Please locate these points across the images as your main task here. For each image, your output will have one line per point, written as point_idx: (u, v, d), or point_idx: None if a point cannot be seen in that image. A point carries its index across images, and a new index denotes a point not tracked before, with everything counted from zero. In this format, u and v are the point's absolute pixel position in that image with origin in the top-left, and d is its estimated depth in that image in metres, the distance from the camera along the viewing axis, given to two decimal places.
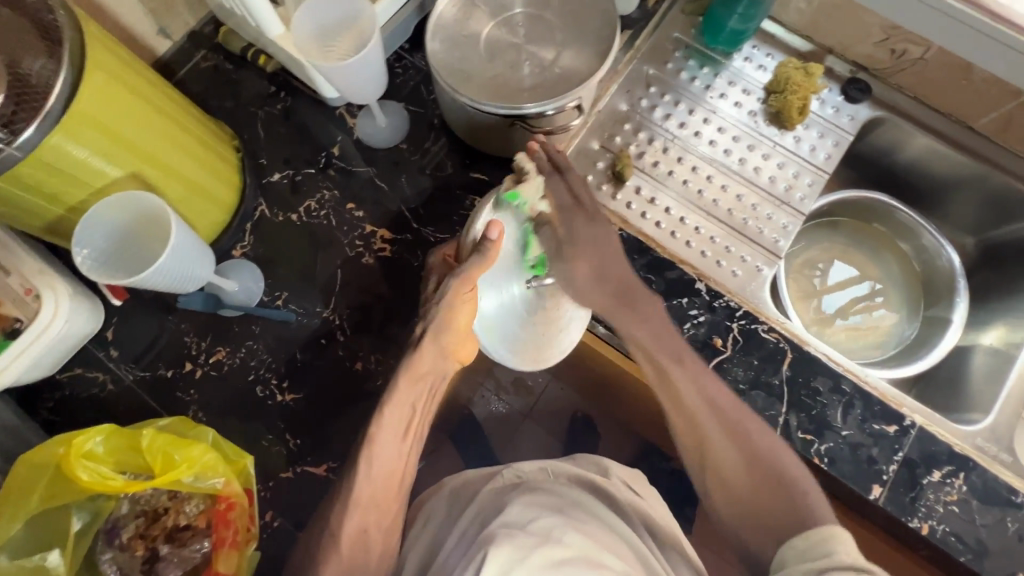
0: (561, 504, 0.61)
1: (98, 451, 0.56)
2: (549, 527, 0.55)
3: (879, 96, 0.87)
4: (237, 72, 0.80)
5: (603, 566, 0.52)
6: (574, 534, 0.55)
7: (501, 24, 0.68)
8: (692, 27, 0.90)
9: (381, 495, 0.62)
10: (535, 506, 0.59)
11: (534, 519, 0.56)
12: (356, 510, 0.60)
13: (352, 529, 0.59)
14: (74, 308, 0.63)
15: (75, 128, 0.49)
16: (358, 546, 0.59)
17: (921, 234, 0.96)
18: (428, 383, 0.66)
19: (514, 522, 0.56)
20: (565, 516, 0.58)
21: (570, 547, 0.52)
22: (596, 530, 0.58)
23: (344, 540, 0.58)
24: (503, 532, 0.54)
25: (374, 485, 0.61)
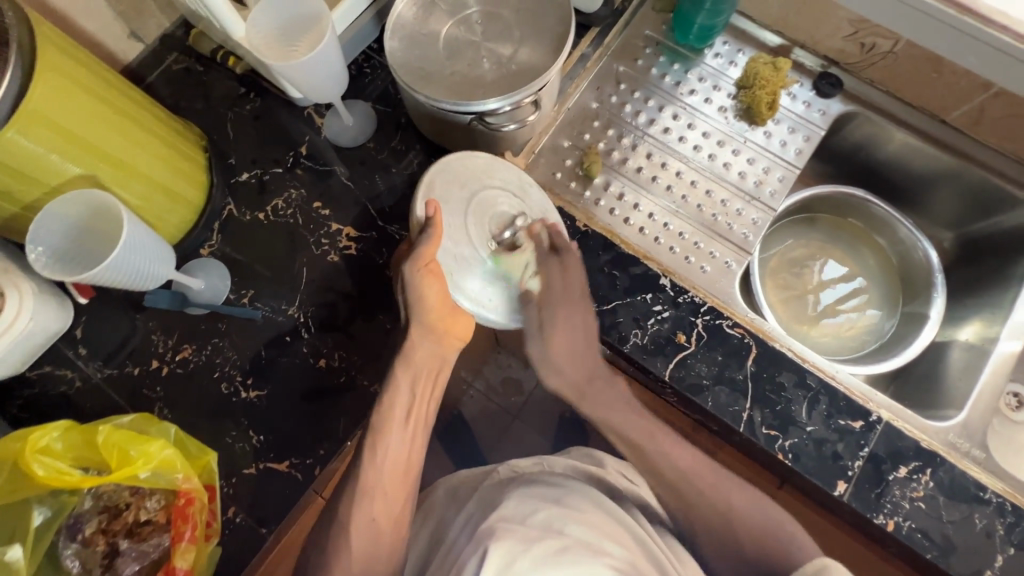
0: (561, 493, 0.60)
1: (55, 447, 0.58)
2: (548, 519, 0.55)
3: (851, 91, 0.87)
4: (207, 73, 0.81)
5: (605, 554, 0.51)
6: (574, 525, 0.54)
7: (460, 22, 0.68)
8: (662, 24, 0.90)
9: (389, 483, 0.63)
10: (534, 498, 0.59)
11: (534, 511, 0.56)
12: (366, 499, 0.61)
13: (362, 519, 0.60)
14: (39, 306, 0.64)
15: (25, 127, 0.50)
16: (365, 537, 0.59)
17: (897, 227, 0.95)
18: (425, 369, 0.68)
19: (512, 516, 0.55)
20: (564, 505, 0.58)
21: (568, 537, 0.52)
22: (596, 515, 0.57)
23: (353, 530, 0.59)
24: (502, 527, 0.54)
25: (384, 473, 0.63)
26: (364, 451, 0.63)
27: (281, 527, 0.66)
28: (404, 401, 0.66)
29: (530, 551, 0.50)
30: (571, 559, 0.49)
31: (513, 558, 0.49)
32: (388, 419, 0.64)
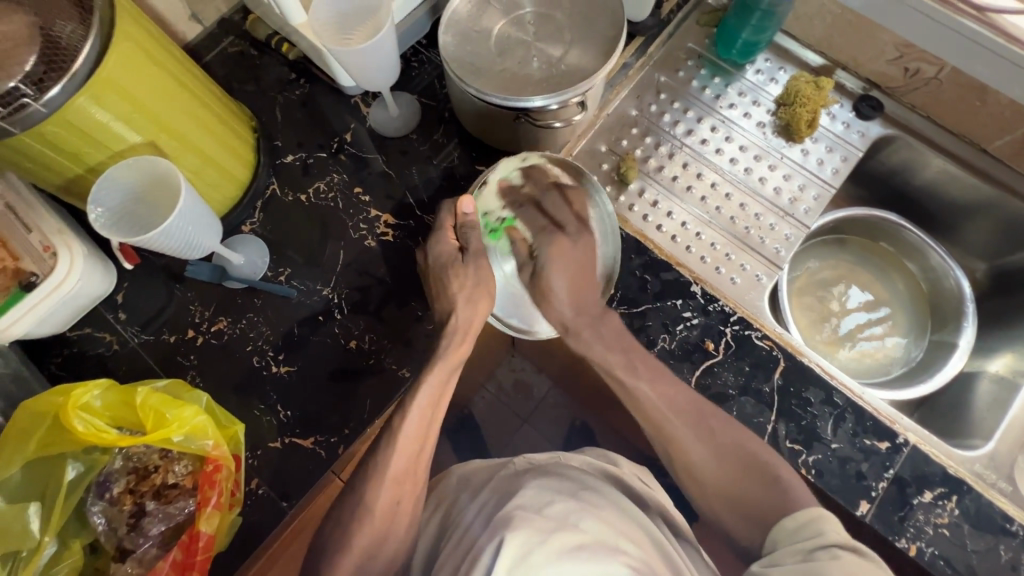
0: (577, 487, 0.61)
1: (95, 404, 0.59)
2: (564, 512, 0.55)
3: (892, 114, 0.87)
4: (261, 58, 0.84)
5: (620, 552, 0.52)
6: (591, 520, 0.54)
7: (513, 21, 0.70)
8: (706, 38, 0.91)
9: (410, 470, 0.64)
10: (549, 490, 0.59)
11: (550, 503, 0.57)
12: (386, 484, 0.62)
13: (384, 502, 0.62)
14: (86, 269, 0.67)
15: (98, 92, 0.52)
16: (385, 515, 0.61)
17: (929, 254, 0.94)
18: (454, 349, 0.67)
19: (528, 505, 0.56)
20: (581, 498, 0.58)
21: (586, 534, 0.52)
22: (613, 516, 0.57)
23: (377, 513, 0.61)
24: (519, 515, 0.54)
25: (405, 463, 0.63)
26: (386, 447, 0.63)
27: (302, 502, 0.67)
28: (428, 404, 0.65)
29: (548, 545, 0.50)
30: (590, 556, 0.49)
31: (530, 550, 0.50)
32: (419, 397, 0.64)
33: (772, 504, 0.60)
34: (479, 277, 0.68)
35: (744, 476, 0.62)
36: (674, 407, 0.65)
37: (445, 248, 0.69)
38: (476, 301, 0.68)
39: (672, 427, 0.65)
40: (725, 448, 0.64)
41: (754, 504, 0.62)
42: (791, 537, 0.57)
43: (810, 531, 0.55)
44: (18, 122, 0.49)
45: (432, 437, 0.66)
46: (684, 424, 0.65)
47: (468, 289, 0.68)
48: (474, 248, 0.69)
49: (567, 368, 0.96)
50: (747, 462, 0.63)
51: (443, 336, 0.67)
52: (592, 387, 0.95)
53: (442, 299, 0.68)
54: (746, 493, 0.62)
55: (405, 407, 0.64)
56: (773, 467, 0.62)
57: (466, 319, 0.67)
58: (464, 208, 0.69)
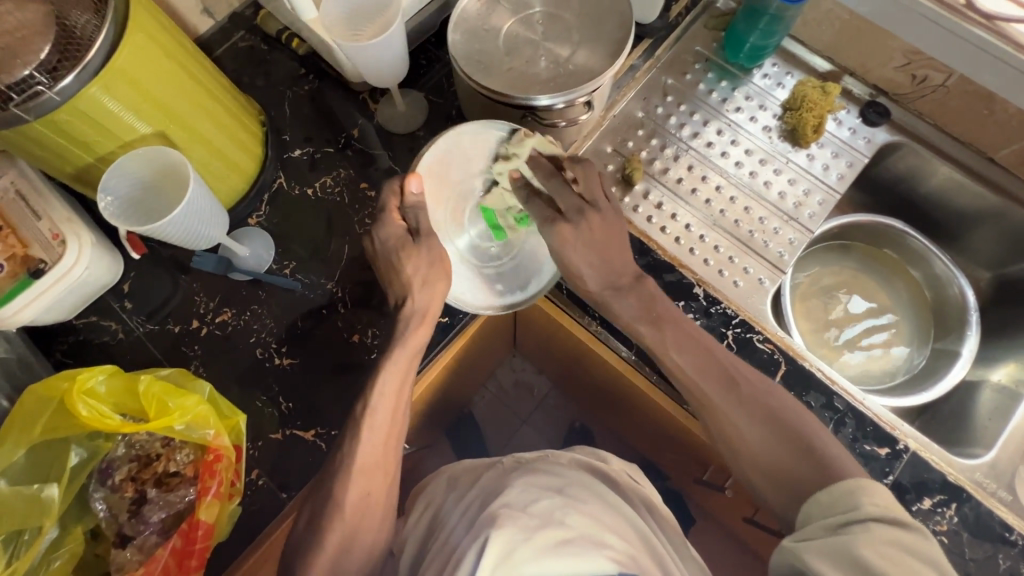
0: (563, 483, 0.61)
1: (99, 391, 0.60)
2: (550, 509, 0.56)
3: (899, 121, 0.87)
4: (271, 53, 0.85)
5: (606, 546, 0.52)
6: (577, 516, 0.55)
7: (521, 21, 0.70)
8: (714, 41, 0.91)
9: (379, 464, 0.63)
10: (536, 487, 0.60)
11: (535, 500, 0.57)
12: (356, 480, 0.61)
13: (354, 498, 0.61)
14: (94, 257, 0.67)
15: (111, 82, 0.52)
16: (358, 511, 0.61)
17: (933, 262, 0.94)
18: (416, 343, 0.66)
19: (514, 503, 0.56)
20: (567, 494, 0.59)
21: (572, 529, 0.53)
22: (598, 510, 0.58)
23: (346, 509, 0.60)
24: (505, 513, 0.54)
25: (371, 456, 0.63)
26: (351, 443, 0.62)
27: (302, 494, 0.67)
28: (394, 394, 0.64)
29: (533, 540, 0.51)
30: (575, 550, 0.50)
31: (515, 545, 0.50)
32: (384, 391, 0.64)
33: (813, 478, 0.56)
34: (433, 257, 0.67)
35: (788, 449, 0.58)
36: (693, 372, 0.63)
37: (392, 230, 0.67)
38: (433, 283, 0.67)
39: (711, 398, 0.63)
40: (769, 417, 0.60)
41: (794, 478, 0.57)
42: (827, 511, 0.52)
43: (849, 502, 0.51)
44: (31, 109, 0.49)
45: (400, 428, 0.66)
46: (725, 390, 0.62)
47: (423, 271, 0.66)
48: (425, 228, 0.67)
49: (568, 369, 0.96)
50: (784, 433, 0.59)
51: (405, 325, 0.66)
52: (592, 388, 0.95)
53: (396, 285, 0.67)
54: (791, 468, 0.58)
55: (368, 403, 0.63)
56: (818, 439, 0.58)
57: (424, 304, 0.66)
58: (411, 188, 0.68)
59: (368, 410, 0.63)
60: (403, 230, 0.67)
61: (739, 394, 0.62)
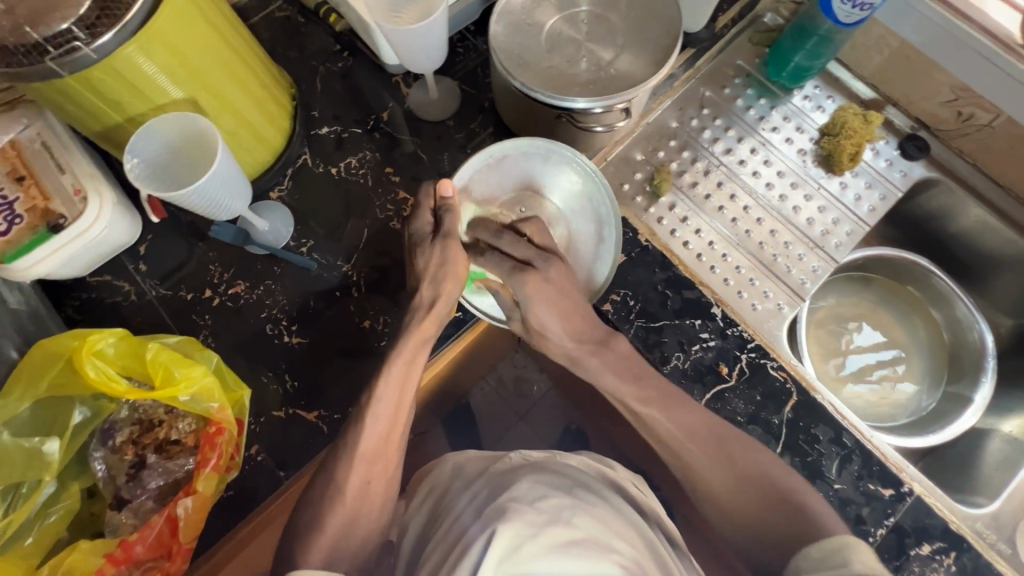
0: (572, 485, 0.61)
1: (108, 352, 0.59)
2: (558, 507, 0.55)
3: (937, 157, 0.85)
4: (306, 26, 0.83)
5: (612, 551, 0.52)
6: (584, 517, 0.55)
7: (566, 18, 0.69)
8: (757, 57, 0.89)
9: (383, 451, 0.63)
10: (544, 485, 0.59)
11: (543, 497, 0.56)
12: (359, 464, 0.61)
13: (356, 483, 0.61)
14: (114, 217, 0.67)
15: (148, 43, 0.51)
16: (359, 496, 0.61)
17: (955, 304, 0.93)
18: (428, 333, 0.66)
19: (522, 497, 0.56)
20: (575, 496, 0.58)
21: (579, 530, 0.53)
22: (606, 513, 0.57)
23: (347, 494, 0.61)
24: (513, 507, 0.54)
25: (376, 443, 0.62)
26: (354, 428, 0.62)
27: (297, 474, 0.67)
28: (398, 385, 0.64)
29: (541, 537, 0.51)
30: (582, 552, 0.51)
31: (523, 541, 0.51)
32: (390, 379, 0.63)
33: (796, 535, 0.57)
34: (446, 256, 0.65)
35: (766, 506, 0.60)
36: (673, 425, 0.63)
37: (415, 227, 0.66)
38: (442, 281, 0.65)
39: (686, 454, 0.63)
40: (742, 476, 0.61)
41: (774, 532, 0.59)
42: (817, 566, 0.53)
43: (836, 560, 0.51)
44: (67, 64, 0.48)
45: (404, 418, 0.65)
46: (699, 446, 0.63)
47: (431, 268, 0.64)
48: (446, 228, 0.65)
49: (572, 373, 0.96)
50: (764, 493, 0.60)
51: (411, 317, 0.66)
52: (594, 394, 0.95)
53: (412, 278, 0.66)
54: (769, 523, 0.59)
55: (372, 394, 0.62)
56: (798, 497, 0.59)
57: (431, 299, 0.65)
58: (444, 192, 0.64)
59: (373, 398, 0.62)
60: (427, 226, 0.66)
61: (720, 455, 0.62)
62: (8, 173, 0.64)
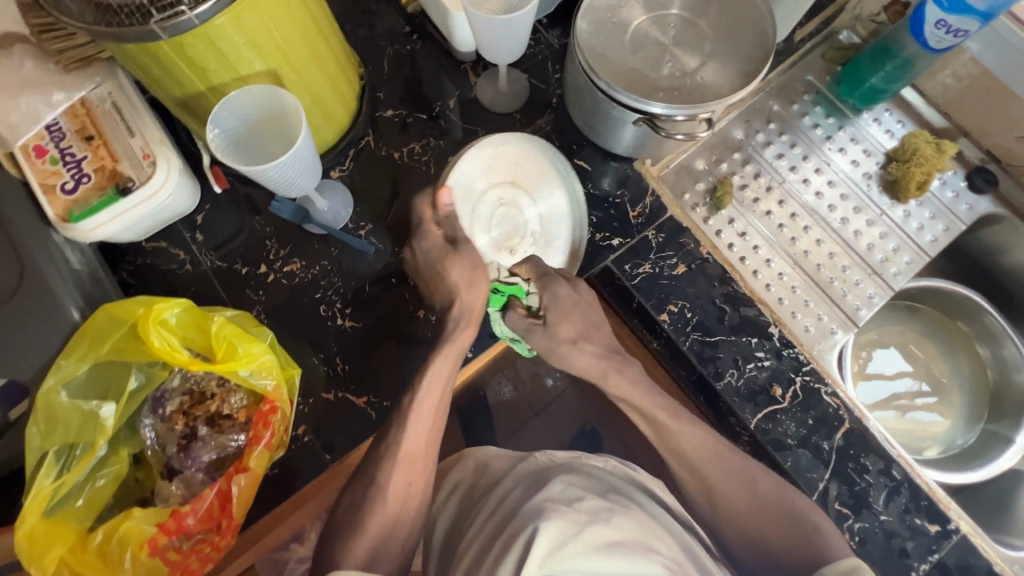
0: (605, 488, 0.59)
1: (171, 322, 0.59)
2: (596, 508, 0.54)
3: (1004, 193, 0.84)
4: (376, 4, 0.82)
5: (653, 552, 0.51)
6: (623, 518, 0.53)
7: (654, 20, 0.67)
8: (829, 74, 0.87)
9: (421, 451, 0.62)
10: (577, 487, 0.58)
11: (580, 497, 0.55)
12: (402, 465, 0.60)
13: (397, 484, 0.60)
14: (179, 184, 0.66)
15: (243, 11, 0.50)
16: (400, 498, 0.60)
17: (1005, 344, 0.90)
18: (457, 340, 0.64)
19: (558, 498, 0.55)
20: (612, 499, 0.57)
21: (619, 531, 0.52)
22: (641, 515, 0.56)
23: (388, 495, 0.59)
24: (550, 506, 0.53)
25: (418, 441, 0.62)
26: (398, 426, 0.61)
27: (341, 459, 0.67)
28: (439, 387, 0.63)
29: (583, 537, 0.49)
30: (623, 553, 0.49)
31: (564, 541, 0.49)
32: (427, 380, 0.62)
33: (805, 557, 0.56)
34: (476, 260, 0.66)
35: (775, 523, 0.59)
36: (694, 444, 0.62)
37: (431, 240, 0.66)
38: (477, 284, 0.65)
39: (713, 481, 0.61)
40: (757, 496, 0.60)
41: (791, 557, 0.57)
42: None
43: None
44: (169, 28, 0.47)
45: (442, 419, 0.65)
46: (723, 470, 0.61)
47: (466, 273, 0.65)
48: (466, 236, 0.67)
49: None
50: (780, 516, 0.59)
51: (451, 322, 0.65)
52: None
53: (440, 288, 0.66)
54: (789, 550, 0.58)
55: (415, 391, 0.62)
56: (814, 519, 0.58)
57: (469, 302, 0.65)
58: (444, 200, 0.67)
59: (411, 399, 0.62)
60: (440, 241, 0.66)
61: (740, 476, 0.61)
62: (78, 131, 0.64)
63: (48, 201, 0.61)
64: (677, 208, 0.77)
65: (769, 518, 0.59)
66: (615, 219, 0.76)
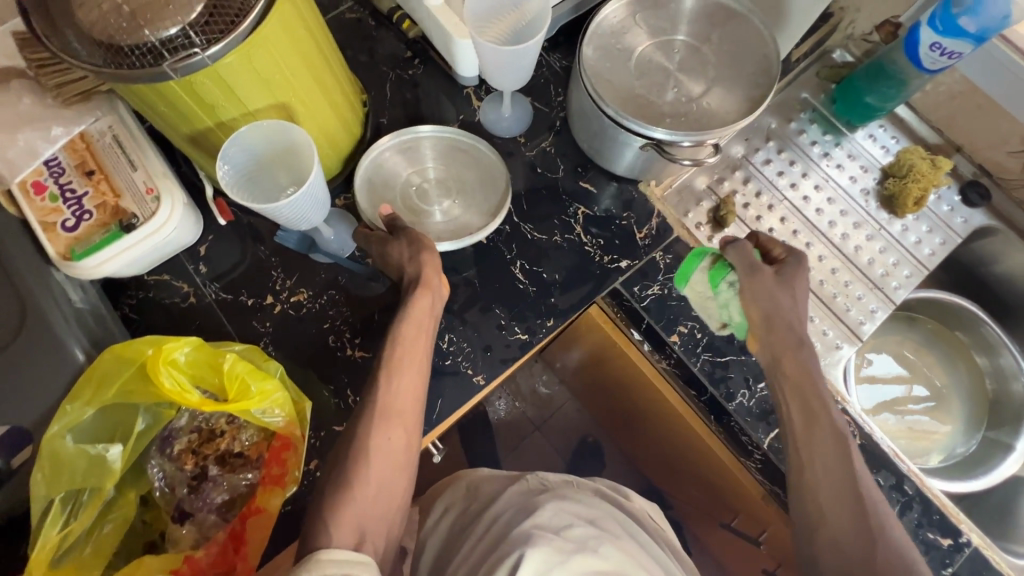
0: (595, 513, 0.59)
1: (181, 362, 0.58)
2: (583, 536, 0.54)
3: (996, 206, 0.86)
4: (377, 29, 0.82)
5: None
6: (610, 546, 0.54)
7: (658, 46, 0.68)
8: (823, 92, 0.88)
9: (404, 419, 0.58)
10: (568, 512, 0.57)
11: (568, 525, 0.55)
12: (384, 428, 0.56)
13: (380, 451, 0.55)
14: (183, 218, 0.65)
15: (254, 49, 0.49)
16: (385, 467, 0.55)
17: (1001, 353, 0.93)
18: (432, 313, 0.62)
19: (547, 525, 0.54)
20: (602, 527, 0.57)
21: (606, 561, 0.52)
22: (630, 545, 0.56)
23: (374, 458, 0.54)
24: (538, 533, 0.53)
25: (401, 399, 0.58)
26: (374, 383, 0.58)
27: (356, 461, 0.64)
28: (418, 362, 0.60)
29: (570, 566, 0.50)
30: None
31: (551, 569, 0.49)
32: (403, 352, 0.60)
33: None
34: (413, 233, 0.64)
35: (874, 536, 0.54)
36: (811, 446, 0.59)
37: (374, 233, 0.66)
38: (418, 246, 0.63)
39: (818, 480, 0.58)
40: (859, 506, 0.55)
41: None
42: None
43: None
44: (180, 69, 0.46)
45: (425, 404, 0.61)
46: (841, 481, 0.57)
47: (407, 246, 0.64)
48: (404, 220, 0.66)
49: (609, 395, 0.95)
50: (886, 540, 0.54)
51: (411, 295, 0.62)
52: (624, 413, 0.95)
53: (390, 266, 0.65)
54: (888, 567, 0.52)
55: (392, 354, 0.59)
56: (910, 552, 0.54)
57: (416, 275, 0.63)
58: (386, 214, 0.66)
59: (388, 369, 0.59)
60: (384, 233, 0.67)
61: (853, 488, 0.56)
62: (79, 166, 0.62)
63: (49, 239, 0.60)
64: (682, 229, 0.77)
65: (876, 568, 0.52)
66: (620, 239, 0.76)
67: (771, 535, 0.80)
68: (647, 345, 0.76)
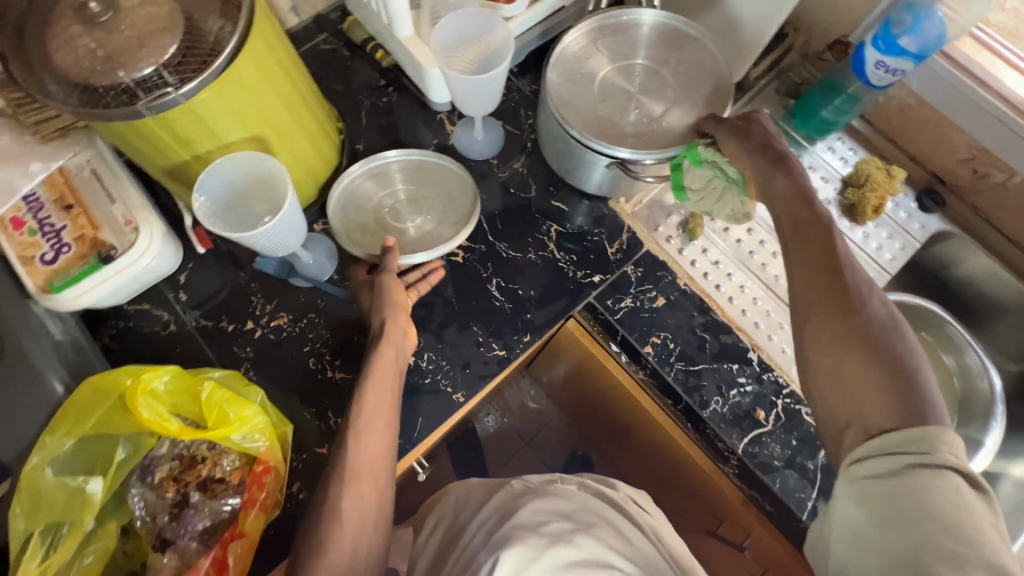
0: (572, 507, 0.59)
1: (160, 391, 0.59)
2: (560, 529, 0.55)
3: (951, 211, 0.90)
4: (352, 59, 0.84)
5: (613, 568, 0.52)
6: (586, 535, 0.55)
7: (619, 70, 0.71)
8: (783, 107, 0.92)
9: (374, 470, 0.56)
10: (546, 509, 0.58)
11: (546, 520, 0.56)
12: (352, 484, 0.54)
13: (351, 507, 0.53)
14: (161, 248, 0.66)
15: (227, 86, 0.51)
16: (356, 522, 0.52)
17: (967, 352, 0.93)
18: (393, 359, 0.63)
19: (526, 524, 0.55)
20: (577, 520, 0.57)
21: (580, 549, 0.53)
22: (607, 533, 0.57)
23: (344, 517, 0.51)
24: (517, 533, 0.54)
25: (368, 459, 0.56)
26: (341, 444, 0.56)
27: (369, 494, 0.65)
28: (385, 408, 0.59)
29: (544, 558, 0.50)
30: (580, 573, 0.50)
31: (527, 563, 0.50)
32: (369, 397, 0.59)
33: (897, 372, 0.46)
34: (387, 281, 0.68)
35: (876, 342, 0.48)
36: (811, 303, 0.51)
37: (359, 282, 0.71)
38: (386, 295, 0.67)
39: (816, 335, 0.49)
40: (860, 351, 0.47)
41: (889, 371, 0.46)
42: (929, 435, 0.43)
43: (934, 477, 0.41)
44: (155, 107, 0.48)
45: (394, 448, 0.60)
46: (840, 326, 0.48)
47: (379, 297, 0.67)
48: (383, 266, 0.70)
49: (591, 406, 0.97)
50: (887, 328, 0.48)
51: (373, 347, 0.63)
52: (607, 424, 0.97)
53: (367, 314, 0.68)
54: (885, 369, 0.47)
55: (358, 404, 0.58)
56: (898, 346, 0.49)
57: (381, 328, 0.65)
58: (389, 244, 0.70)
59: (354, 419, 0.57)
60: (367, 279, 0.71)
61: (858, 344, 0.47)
62: (57, 201, 0.63)
63: (27, 272, 0.60)
64: (652, 243, 0.80)
65: (888, 390, 0.45)
66: (593, 254, 0.78)
67: (754, 539, 0.81)
68: (624, 356, 0.77)
